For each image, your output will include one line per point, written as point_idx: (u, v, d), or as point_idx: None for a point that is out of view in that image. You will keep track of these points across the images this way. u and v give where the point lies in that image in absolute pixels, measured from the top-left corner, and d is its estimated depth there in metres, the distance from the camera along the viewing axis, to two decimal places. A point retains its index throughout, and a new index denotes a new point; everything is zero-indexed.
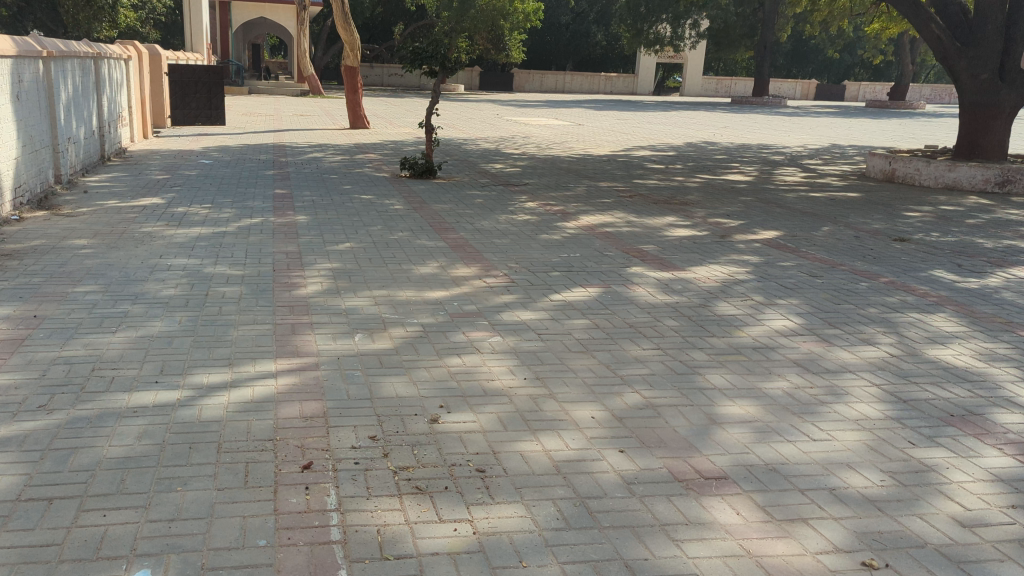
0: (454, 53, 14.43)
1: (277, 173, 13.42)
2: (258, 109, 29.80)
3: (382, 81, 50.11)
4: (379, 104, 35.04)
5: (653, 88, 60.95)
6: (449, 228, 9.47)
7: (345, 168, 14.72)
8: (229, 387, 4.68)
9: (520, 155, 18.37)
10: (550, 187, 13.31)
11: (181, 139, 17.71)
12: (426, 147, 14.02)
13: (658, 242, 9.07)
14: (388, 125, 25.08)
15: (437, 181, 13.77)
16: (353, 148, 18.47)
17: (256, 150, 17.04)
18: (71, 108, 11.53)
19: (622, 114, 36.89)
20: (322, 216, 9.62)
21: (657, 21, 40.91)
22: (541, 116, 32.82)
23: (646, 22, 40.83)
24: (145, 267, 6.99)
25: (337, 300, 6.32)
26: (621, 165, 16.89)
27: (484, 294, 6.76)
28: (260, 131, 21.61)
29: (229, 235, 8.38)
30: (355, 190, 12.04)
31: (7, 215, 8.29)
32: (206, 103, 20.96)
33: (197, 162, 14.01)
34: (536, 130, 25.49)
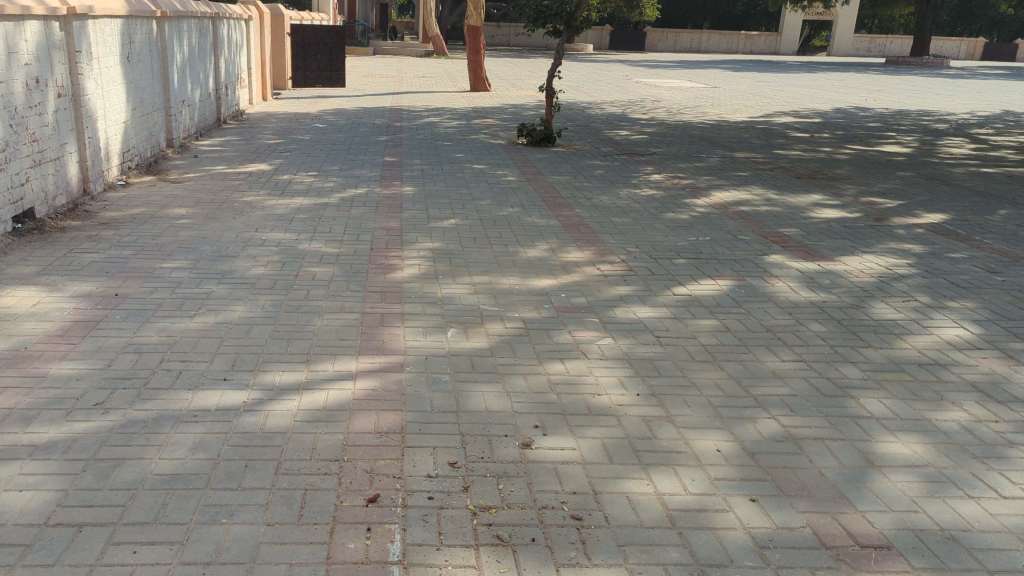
0: (580, 11, 13.43)
1: (390, 141, 13.09)
2: (386, 70, 30.03)
3: (509, 41, 49.49)
4: (504, 65, 34.48)
5: (794, 48, 57.47)
6: (565, 206, 8.81)
7: (461, 135, 14.24)
8: (301, 390, 4.15)
9: (646, 121, 17.37)
10: (676, 159, 12.36)
11: (298, 106, 17.79)
12: (546, 111, 13.23)
13: (798, 227, 8.05)
14: (512, 86, 24.52)
15: (556, 148, 13.10)
16: (472, 113, 17.98)
17: (375, 114, 16.85)
18: (188, 70, 12.00)
19: (762, 75, 34.84)
20: (432, 193, 9.26)
21: None
22: (672, 78, 31.32)
23: None
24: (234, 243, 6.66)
25: (434, 286, 5.81)
26: (757, 134, 15.62)
27: (598, 285, 6.07)
28: (381, 94, 21.52)
29: (330, 208, 8.34)
30: (468, 161, 11.54)
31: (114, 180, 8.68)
32: (326, 64, 22.34)
33: (308, 130, 13.91)
34: (666, 93, 24.23)
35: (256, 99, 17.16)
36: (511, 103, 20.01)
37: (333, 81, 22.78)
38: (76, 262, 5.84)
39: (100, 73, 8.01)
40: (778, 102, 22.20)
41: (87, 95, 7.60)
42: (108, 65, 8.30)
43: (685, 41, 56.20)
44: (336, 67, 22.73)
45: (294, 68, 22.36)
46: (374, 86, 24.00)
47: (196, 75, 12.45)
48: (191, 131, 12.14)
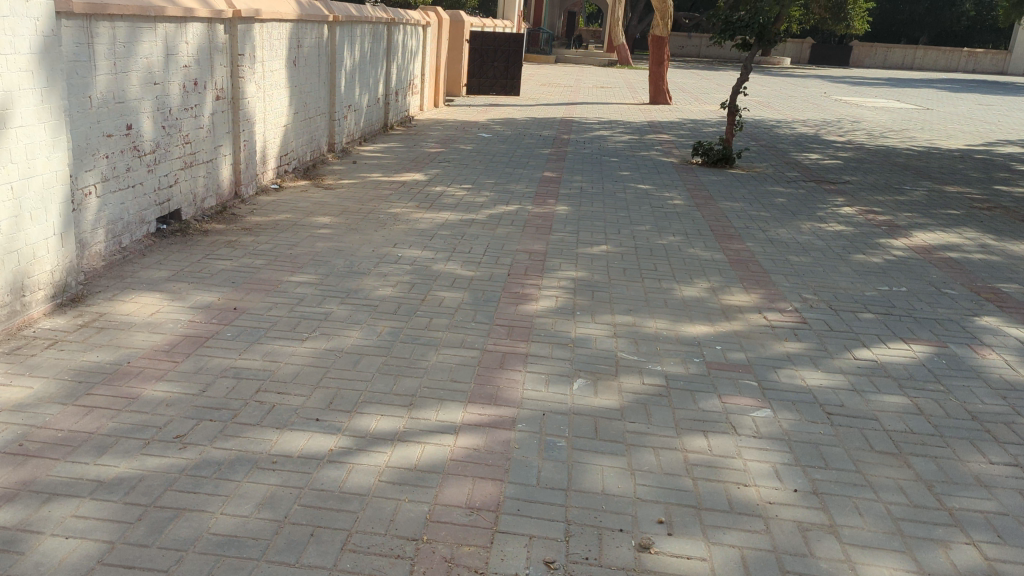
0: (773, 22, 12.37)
1: (556, 156, 12.67)
2: (567, 79, 30.01)
3: (699, 53, 48.08)
4: (690, 77, 33.33)
5: (1021, 68, 51.91)
6: (737, 238, 7.98)
7: (632, 151, 13.59)
8: (395, 442, 3.63)
9: (840, 143, 15.93)
10: (870, 190, 11.09)
11: (469, 117, 17.87)
12: (726, 129, 12.23)
13: (1016, 284, 6.81)
14: (695, 100, 23.57)
15: (734, 170, 12.19)
16: (649, 127, 17.26)
17: (547, 125, 16.59)
18: (358, 76, 12.74)
19: (984, 97, 31.60)
20: (588, 215, 8.71)
21: None
22: (875, 96, 28.94)
23: None
24: (367, 266, 6.49)
25: (568, 327, 5.29)
26: (969, 165, 13.86)
27: (766, 339, 5.26)
28: (556, 104, 21.26)
29: (474, 225, 8.21)
30: (634, 181, 10.89)
31: (268, 183, 9.31)
32: (503, 72, 22.73)
33: (472, 143, 13.83)
34: (868, 114, 22.37)
35: (426, 105, 18.20)
36: (691, 118, 19.08)
37: (508, 88, 22.95)
38: (207, 270, 6.07)
39: (258, 78, 8.59)
40: (999, 129, 19.79)
41: (243, 100, 8.16)
42: (270, 70, 8.91)
43: (892, 57, 52.24)
44: (512, 75, 22.90)
45: (471, 74, 22.76)
46: (552, 95, 23.81)
47: (366, 80, 13.21)
48: (356, 133, 12.95)
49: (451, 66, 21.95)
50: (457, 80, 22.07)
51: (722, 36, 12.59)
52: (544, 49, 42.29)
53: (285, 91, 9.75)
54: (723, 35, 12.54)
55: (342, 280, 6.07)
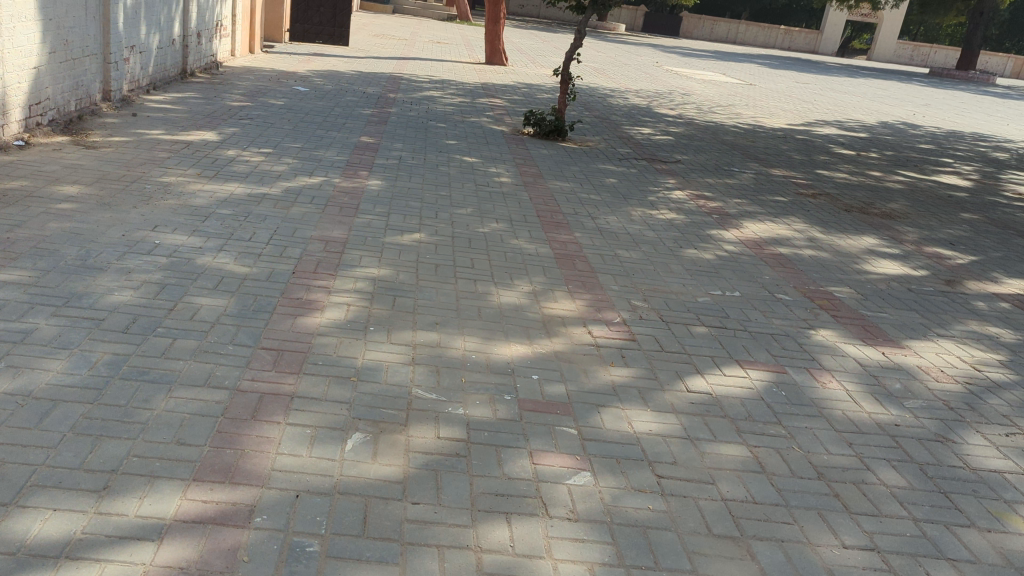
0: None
1: (375, 118, 11.43)
2: (400, 31, 28.41)
3: (537, 13, 47.48)
4: (528, 37, 32.55)
5: (832, 49, 55.14)
6: (565, 228, 7.22)
7: (460, 116, 12.57)
8: (61, 562, 2.51)
9: (672, 117, 15.64)
10: (701, 170, 10.70)
11: (285, 65, 16.12)
12: (559, 99, 11.45)
13: (847, 287, 6.49)
14: (531, 62, 22.83)
15: (567, 143, 11.49)
16: (481, 89, 16.27)
17: (371, 82, 15.24)
18: (144, 10, 10.59)
19: (801, 75, 33.06)
20: (400, 192, 7.64)
21: None
22: (704, 69, 29.39)
23: None
24: (109, 258, 5.14)
25: (355, 351, 4.30)
26: (793, 146, 13.88)
27: (590, 367, 4.48)
28: (386, 57, 19.79)
29: (266, 199, 6.92)
30: (459, 152, 9.90)
31: (7, 138, 7.46)
32: (329, 19, 20.89)
33: (281, 95, 12.32)
34: (698, 87, 22.54)
35: (238, 51, 15.95)
36: (526, 82, 18.28)
37: (335, 38, 21.23)
38: None
39: None
40: (817, 109, 20.34)
41: None
42: None
43: (720, 30, 53.94)
44: (340, 24, 21.13)
45: (294, 19, 20.75)
46: (383, 47, 22.28)
47: (155, 17, 11.05)
48: (142, 81, 10.78)
49: (271, 8, 19.92)
50: (278, 24, 20.02)
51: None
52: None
53: (33, 22, 7.68)
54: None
55: (62, 282, 4.72)
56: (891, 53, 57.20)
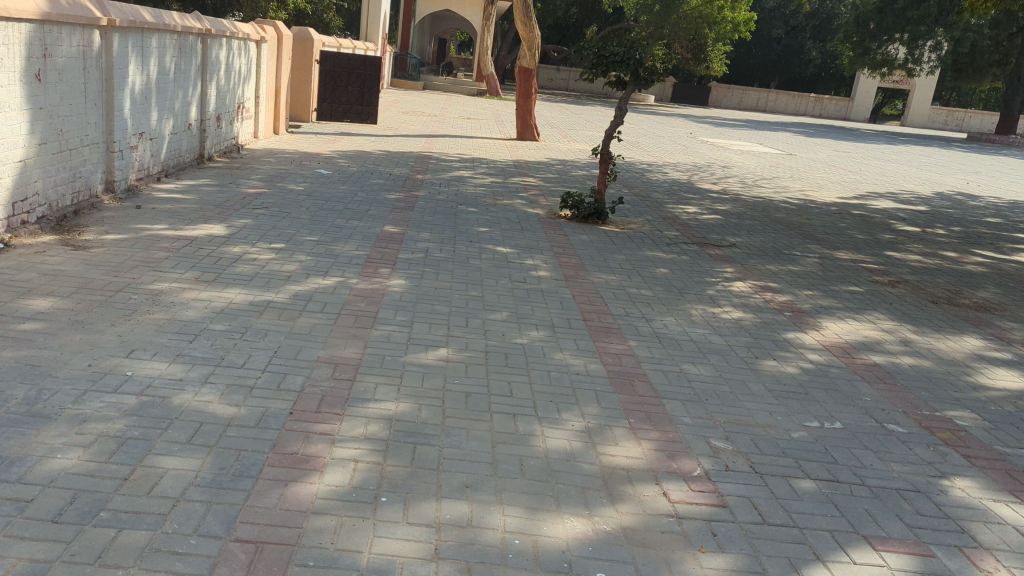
0: (650, 59, 10.80)
1: (400, 203, 10.56)
2: (429, 108, 28.04)
3: (566, 86, 47.40)
4: (558, 111, 32.13)
5: (864, 115, 54.39)
6: (618, 335, 6.08)
7: (491, 198, 11.67)
8: None
9: (717, 193, 14.64)
10: (760, 254, 9.61)
11: (309, 146, 15.49)
12: (598, 179, 10.52)
13: (968, 410, 5.30)
14: (563, 137, 22.13)
15: (608, 226, 10.49)
16: (513, 167, 15.46)
17: (398, 162, 14.48)
18: (155, 94, 9.88)
19: (840, 143, 32.17)
20: (424, 293, 6.62)
21: (888, 40, 35.63)
22: (739, 139, 28.60)
23: (876, 39, 35.71)
24: (62, 401, 4.12)
25: (359, 542, 3.22)
26: (853, 222, 12.78)
27: (674, 555, 3.37)
28: (414, 135, 19.16)
29: (270, 308, 5.93)
30: (491, 240, 8.93)
31: None
32: (357, 97, 20.48)
33: (300, 178, 11.52)
34: (738, 158, 21.64)
35: (262, 133, 15.31)
36: (559, 158, 17.48)
37: (363, 116, 20.79)
38: None
39: None
40: (866, 180, 19.29)
41: None
42: None
43: (749, 99, 53.56)
44: (368, 102, 20.70)
45: (320, 99, 20.33)
46: (411, 124, 21.76)
47: (168, 101, 10.36)
48: (152, 168, 10.03)
49: (297, 87, 19.53)
50: (305, 104, 19.59)
51: (592, 72, 10.94)
52: (408, 74, 40.36)
53: (19, 113, 6.84)
54: (594, 70, 10.88)
55: None
56: (925, 118, 56.30)
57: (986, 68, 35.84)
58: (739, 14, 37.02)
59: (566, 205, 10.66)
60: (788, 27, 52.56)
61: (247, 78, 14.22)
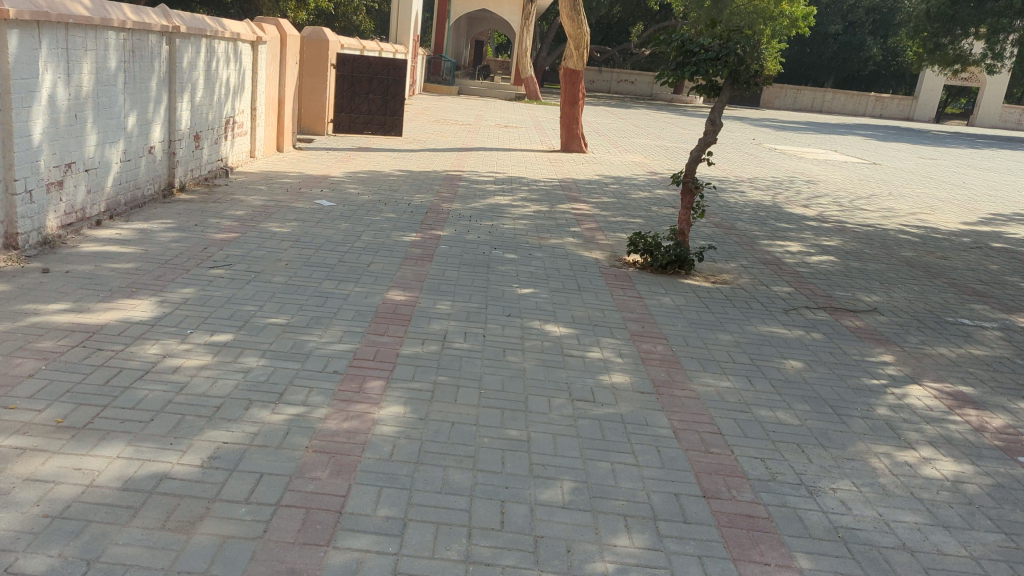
0: (756, 50, 7.73)
1: (416, 253, 8.00)
2: (463, 114, 25.59)
3: (608, 88, 44.61)
4: (604, 115, 29.45)
5: (929, 115, 50.72)
6: (776, 544, 3.39)
7: (536, 239, 9.06)
8: None
9: (812, 221, 11.84)
10: (916, 324, 6.84)
11: (316, 167, 13.13)
12: (683, 216, 7.94)
13: None
14: (613, 146, 19.48)
15: (694, 279, 7.86)
16: (560, 188, 12.85)
17: (420, 186, 12.00)
18: (93, 109, 7.50)
19: (916, 148, 29.11)
20: (431, 443, 4.00)
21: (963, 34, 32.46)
22: (808, 145, 25.63)
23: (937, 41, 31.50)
24: None
25: None
26: (1001, 262, 9.95)
27: None
28: (444, 149, 16.69)
29: (159, 494, 3.35)
30: (538, 311, 6.32)
31: None
32: (379, 105, 18.12)
33: (289, 216, 9.05)
34: (819, 170, 18.79)
35: (260, 151, 13.20)
36: (614, 175, 14.82)
37: (387, 127, 18.47)
38: None
39: None
40: (977, 199, 16.33)
41: None
42: None
43: (805, 99, 50.27)
44: (392, 110, 18.33)
45: (338, 108, 17.99)
46: (441, 135, 19.29)
47: (115, 120, 8.02)
48: (89, 209, 7.67)
49: (311, 97, 17.27)
50: (320, 114, 17.36)
51: (675, 76, 7.97)
52: (443, 78, 38.10)
53: None
54: (677, 73, 7.92)
55: None
56: (995, 116, 52.38)
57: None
58: (799, 8, 33.93)
59: (638, 248, 8.04)
60: (847, 22, 49.09)
61: (239, 89, 12.11)
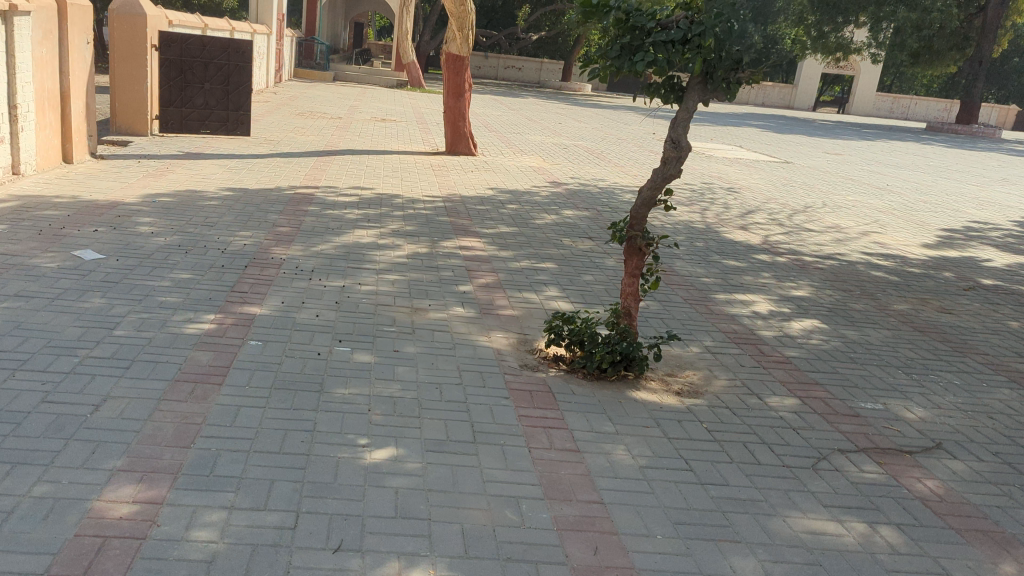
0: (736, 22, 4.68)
1: (203, 362, 4.83)
2: (330, 105, 22.03)
3: (495, 75, 41.80)
4: (491, 107, 26.43)
5: (811, 104, 50.34)
6: None
7: (404, 317, 5.99)
8: None
9: (763, 254, 9.26)
10: (1014, 482, 4.28)
11: (114, 183, 9.21)
12: (626, 289, 5.25)
13: None
14: (505, 147, 16.53)
15: (651, 392, 5.11)
16: (443, 211, 9.76)
17: (251, 212, 8.63)
18: None
19: (814, 141, 27.62)
20: None
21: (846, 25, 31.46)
22: (709, 139, 23.45)
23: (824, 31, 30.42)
24: None
25: None
26: (1015, 316, 7.69)
27: None
28: (297, 151, 13.28)
29: None
30: (398, 526, 3.34)
31: None
32: (222, 99, 13.81)
33: (7, 292, 5.52)
34: (736, 173, 16.51)
35: (30, 166, 8.97)
36: (509, 188, 11.86)
37: (229, 125, 13.95)
38: None
39: None
40: (915, 209, 14.40)
41: None
42: None
43: None
44: (236, 104, 13.91)
45: (164, 101, 13.45)
46: (301, 132, 15.65)
47: None
48: None
49: (126, 85, 12.80)
50: (140, 108, 12.96)
51: (615, 66, 4.82)
52: (316, 63, 34.23)
53: None
54: (621, 62, 4.75)
55: None
56: (872, 105, 52.65)
57: (946, 51, 32.22)
58: None
59: (562, 333, 5.34)
60: None
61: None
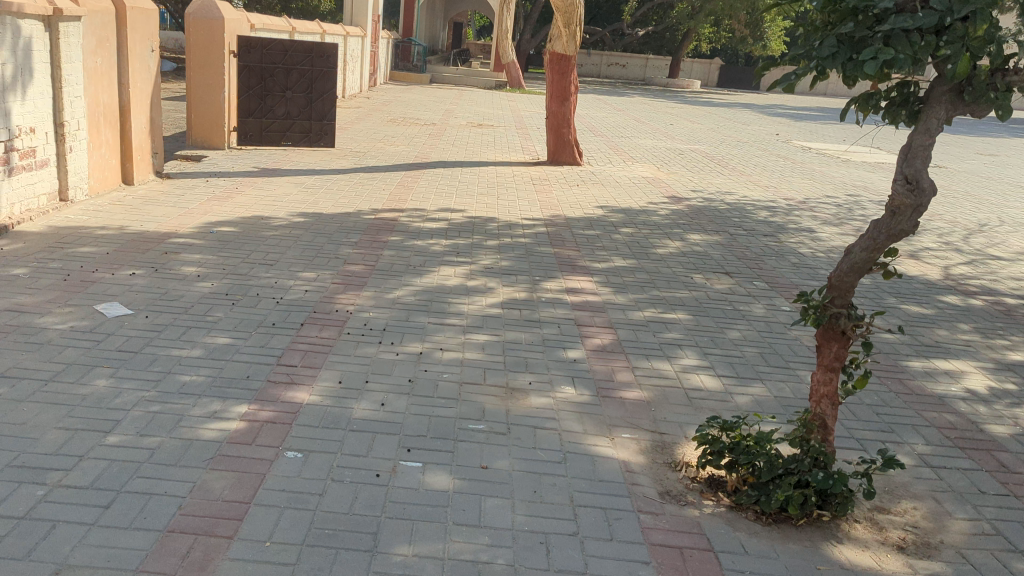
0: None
1: (216, 487, 3.42)
2: (426, 110, 20.84)
3: (598, 73, 40.03)
4: (595, 107, 24.74)
5: None
6: None
7: (497, 405, 4.40)
8: None
9: (951, 295, 7.31)
10: None
11: (172, 209, 8.08)
12: (818, 386, 3.59)
13: None
14: (614, 153, 14.88)
15: (861, 547, 3.46)
16: (546, 238, 8.21)
17: (321, 243, 7.29)
18: None
19: (958, 139, 24.71)
20: None
21: None
22: (841, 140, 21.07)
23: None
24: None
25: None
26: None
27: None
28: (385, 163, 12.01)
29: None
30: None
31: None
32: (305, 108, 12.63)
33: None
34: (882, 181, 14.33)
35: (81, 190, 7.92)
36: (622, 205, 10.23)
37: (312, 136, 12.80)
38: None
39: None
40: None
41: None
42: None
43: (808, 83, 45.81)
44: (320, 113, 12.72)
45: (244, 111, 12.34)
46: (390, 141, 14.40)
47: None
48: None
49: (203, 95, 11.79)
50: (217, 119, 11.89)
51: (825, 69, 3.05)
52: (413, 65, 33.25)
53: None
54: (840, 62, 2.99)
55: None
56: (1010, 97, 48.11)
57: None
58: None
59: (723, 449, 3.68)
60: None
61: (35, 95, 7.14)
